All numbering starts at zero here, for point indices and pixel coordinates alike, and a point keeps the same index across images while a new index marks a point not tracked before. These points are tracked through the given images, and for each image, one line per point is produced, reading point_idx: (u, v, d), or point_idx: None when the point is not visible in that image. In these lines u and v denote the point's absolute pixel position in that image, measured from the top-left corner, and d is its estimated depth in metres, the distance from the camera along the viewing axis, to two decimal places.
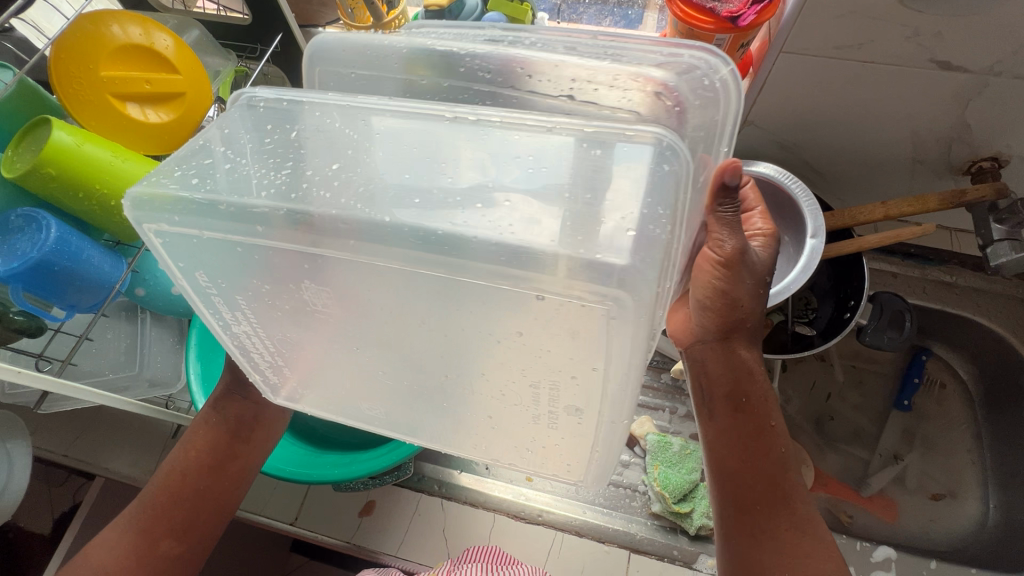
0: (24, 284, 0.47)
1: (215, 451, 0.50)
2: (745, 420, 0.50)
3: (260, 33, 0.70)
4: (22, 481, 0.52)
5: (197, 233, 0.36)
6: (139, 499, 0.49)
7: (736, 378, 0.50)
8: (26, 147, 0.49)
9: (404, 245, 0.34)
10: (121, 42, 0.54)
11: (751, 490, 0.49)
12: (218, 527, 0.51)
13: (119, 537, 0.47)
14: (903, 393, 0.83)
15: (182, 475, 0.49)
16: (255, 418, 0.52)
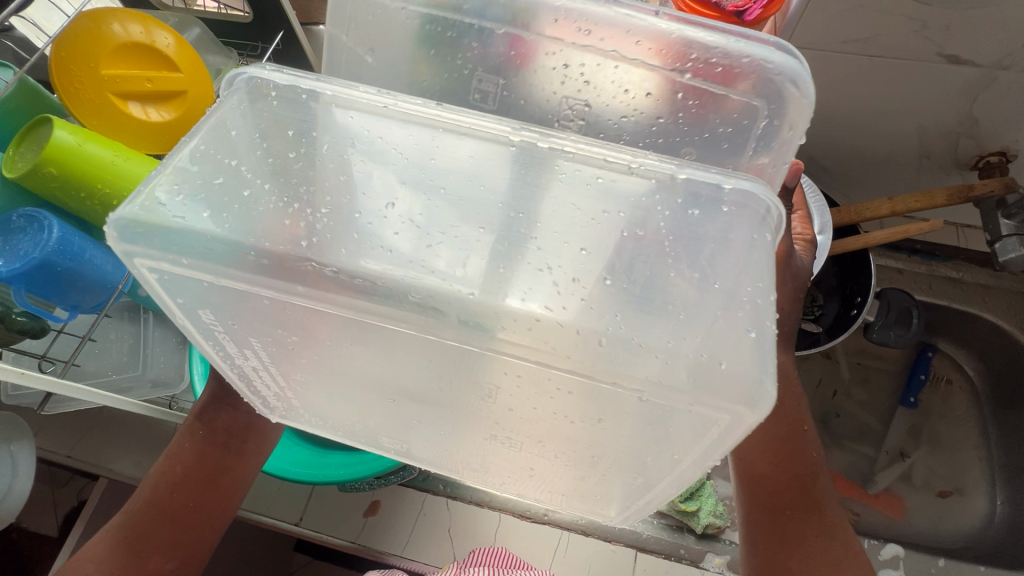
0: (26, 284, 0.47)
1: (201, 464, 0.49)
2: (778, 426, 0.50)
3: (260, 31, 0.70)
4: (26, 484, 0.51)
5: (210, 280, 0.31)
6: (124, 514, 0.47)
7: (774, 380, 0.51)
8: (27, 147, 0.49)
9: (460, 312, 0.30)
10: (121, 41, 0.53)
11: (783, 494, 0.49)
12: (210, 538, 0.50)
13: (105, 556, 0.46)
14: (909, 390, 0.82)
15: (168, 490, 0.47)
16: (247, 427, 0.51)
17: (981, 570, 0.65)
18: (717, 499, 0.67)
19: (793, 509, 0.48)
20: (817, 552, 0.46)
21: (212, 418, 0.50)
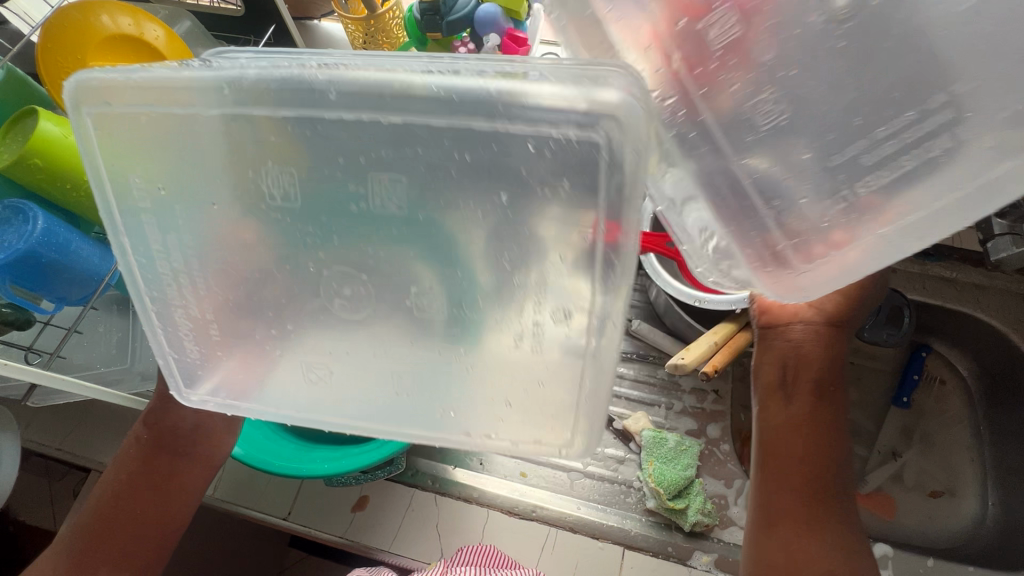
0: (11, 276, 0.47)
1: (146, 471, 0.49)
2: (818, 410, 0.51)
3: (253, 24, 0.70)
4: (11, 476, 0.51)
5: (146, 111, 0.36)
6: (75, 523, 0.48)
7: (830, 364, 0.52)
8: (12, 138, 0.48)
9: (341, 102, 0.34)
10: (111, 32, 0.53)
11: (818, 480, 0.48)
12: (164, 543, 0.50)
13: (57, 563, 0.47)
14: (902, 389, 0.82)
15: (114, 499, 0.48)
16: (196, 430, 0.50)
17: (971, 570, 0.65)
18: (706, 497, 0.67)
19: (809, 496, 0.48)
20: (824, 540, 0.46)
21: (158, 420, 0.49)
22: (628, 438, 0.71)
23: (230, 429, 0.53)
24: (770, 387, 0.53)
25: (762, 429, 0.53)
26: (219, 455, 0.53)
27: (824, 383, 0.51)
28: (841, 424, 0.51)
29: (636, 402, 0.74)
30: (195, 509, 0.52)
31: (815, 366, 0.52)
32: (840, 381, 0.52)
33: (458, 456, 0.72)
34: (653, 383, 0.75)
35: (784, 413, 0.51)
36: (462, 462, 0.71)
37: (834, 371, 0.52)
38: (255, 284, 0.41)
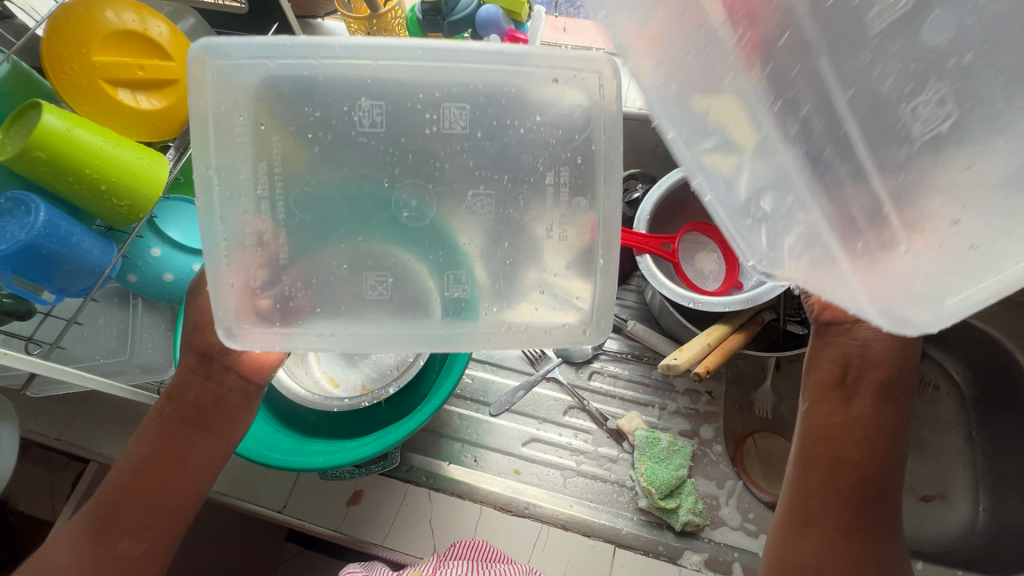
0: (12, 266, 0.48)
1: (168, 443, 0.49)
2: (881, 415, 0.50)
3: (256, 22, 0.70)
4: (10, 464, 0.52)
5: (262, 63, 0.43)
6: (97, 495, 0.50)
7: (895, 367, 0.50)
8: (16, 131, 0.49)
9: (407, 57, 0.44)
10: (115, 28, 0.54)
11: (868, 484, 0.49)
12: (183, 517, 0.51)
13: (79, 534, 0.48)
14: None
15: (136, 471, 0.49)
16: (215, 404, 0.51)
17: None
18: (698, 497, 0.68)
19: (854, 500, 0.48)
20: (855, 537, 0.48)
21: (180, 393, 0.50)
22: (621, 438, 0.72)
23: (250, 406, 0.53)
24: (828, 386, 0.52)
25: (814, 422, 0.52)
26: (237, 434, 0.53)
27: (891, 387, 0.50)
28: (902, 432, 0.50)
29: (630, 402, 0.74)
30: (210, 487, 0.52)
31: (885, 369, 0.50)
32: (910, 387, 0.51)
33: (452, 452, 0.72)
34: (647, 383, 0.76)
35: (842, 413, 0.50)
36: (456, 459, 0.72)
37: (903, 377, 0.50)
38: (310, 215, 0.46)
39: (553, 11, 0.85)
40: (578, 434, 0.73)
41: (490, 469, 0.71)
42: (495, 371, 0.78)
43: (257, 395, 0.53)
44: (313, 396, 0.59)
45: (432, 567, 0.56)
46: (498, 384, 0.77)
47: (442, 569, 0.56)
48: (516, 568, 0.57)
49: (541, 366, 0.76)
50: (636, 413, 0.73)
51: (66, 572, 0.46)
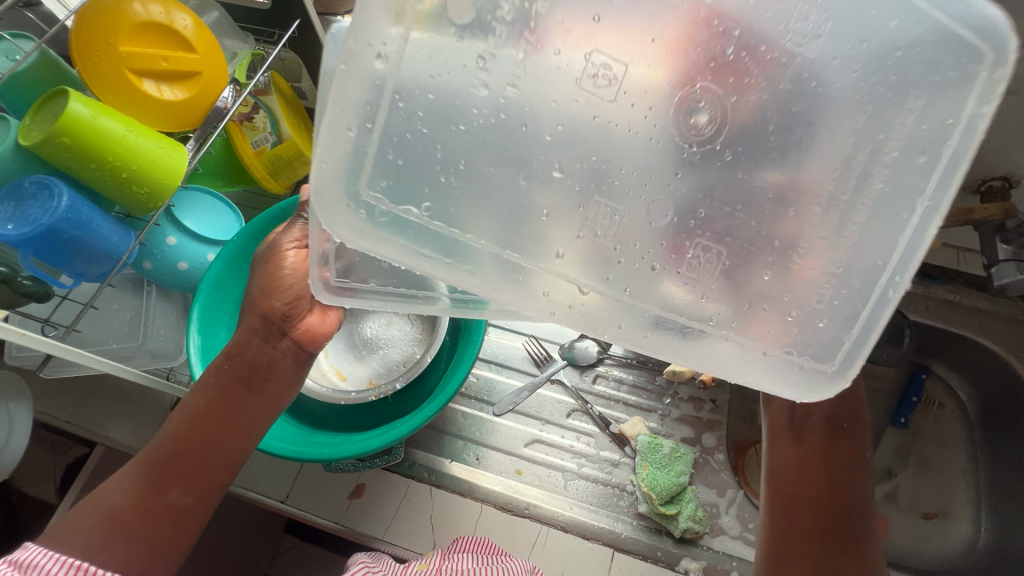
0: (34, 250, 0.49)
1: (226, 399, 0.51)
2: (838, 455, 0.52)
3: (278, 18, 0.71)
4: (23, 443, 0.53)
5: None
6: (150, 447, 0.50)
7: (840, 407, 0.53)
8: (43, 117, 0.50)
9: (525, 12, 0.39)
10: (142, 19, 0.54)
11: (831, 519, 0.50)
12: (229, 473, 0.51)
13: (131, 481, 0.48)
14: (900, 410, 0.83)
15: (192, 423, 0.50)
16: (270, 366, 0.53)
17: None
18: (698, 505, 0.68)
19: (823, 539, 0.50)
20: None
21: (240, 352, 0.52)
22: (623, 443, 0.72)
23: (299, 374, 0.56)
24: (778, 428, 0.55)
25: (776, 461, 0.54)
26: (284, 399, 0.54)
27: (844, 428, 0.53)
28: (862, 473, 0.53)
29: (633, 407, 0.75)
30: (256, 448, 0.53)
31: (833, 414, 0.53)
32: (864, 430, 0.54)
33: (454, 450, 0.73)
34: (650, 389, 0.76)
35: (794, 455, 0.53)
36: (458, 457, 0.73)
37: (851, 420, 0.54)
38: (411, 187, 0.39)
39: None
40: (581, 437, 0.73)
41: (491, 469, 0.71)
42: (500, 371, 0.78)
43: (307, 361, 0.56)
44: (322, 389, 0.60)
45: (437, 562, 0.57)
46: (503, 384, 0.77)
47: (446, 563, 0.56)
48: (517, 565, 0.58)
49: (546, 367, 0.77)
50: (639, 418, 0.73)
51: (116, 516, 0.46)
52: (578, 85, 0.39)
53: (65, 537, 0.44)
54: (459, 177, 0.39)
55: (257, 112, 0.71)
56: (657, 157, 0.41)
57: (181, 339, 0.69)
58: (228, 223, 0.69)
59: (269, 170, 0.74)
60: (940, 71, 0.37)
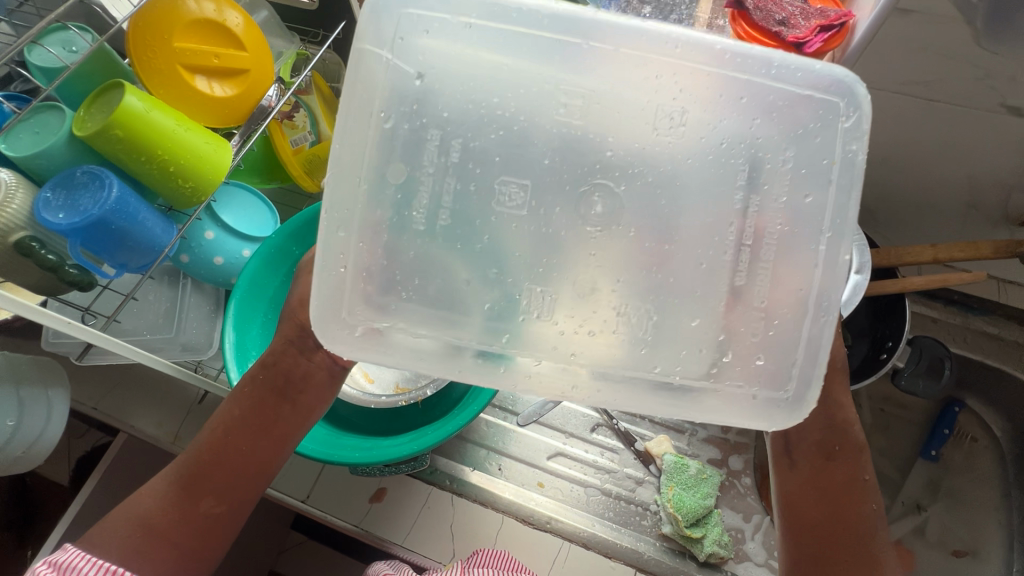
0: (82, 239, 0.49)
1: (260, 409, 0.51)
2: (830, 474, 0.51)
3: (324, 19, 0.72)
4: (58, 430, 0.53)
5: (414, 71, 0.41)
6: (185, 455, 0.50)
7: (830, 428, 0.53)
8: (98, 109, 0.50)
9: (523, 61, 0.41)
10: (197, 15, 0.55)
11: (838, 546, 0.49)
12: (260, 485, 0.51)
13: (166, 489, 0.48)
14: (930, 443, 0.81)
15: (226, 432, 0.50)
16: (304, 378, 0.53)
17: None
18: (723, 529, 0.67)
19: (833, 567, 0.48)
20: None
21: (275, 363, 0.52)
22: (648, 461, 0.71)
23: (331, 387, 0.55)
24: (771, 455, 0.54)
25: (776, 493, 0.54)
26: (318, 411, 0.54)
27: (832, 447, 0.52)
28: (860, 487, 0.51)
29: (659, 425, 0.74)
30: (287, 460, 0.53)
31: (817, 433, 0.53)
32: (855, 445, 0.53)
33: (477, 459, 0.72)
34: None
35: (789, 484, 0.52)
36: (480, 466, 0.72)
37: (835, 433, 0.53)
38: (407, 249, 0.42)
39: None
40: (605, 453, 0.72)
41: (513, 480, 0.70)
42: None
43: (340, 375, 0.55)
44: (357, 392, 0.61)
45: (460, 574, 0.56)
46: (528, 395, 0.76)
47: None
48: None
49: None
50: (665, 437, 0.72)
51: (149, 524, 0.46)
52: (557, 166, 0.42)
53: (103, 542, 0.45)
54: (447, 250, 0.42)
55: (298, 111, 0.72)
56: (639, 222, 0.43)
57: (212, 333, 0.69)
58: (265, 220, 0.69)
59: (306, 168, 0.74)
60: (801, 125, 0.41)
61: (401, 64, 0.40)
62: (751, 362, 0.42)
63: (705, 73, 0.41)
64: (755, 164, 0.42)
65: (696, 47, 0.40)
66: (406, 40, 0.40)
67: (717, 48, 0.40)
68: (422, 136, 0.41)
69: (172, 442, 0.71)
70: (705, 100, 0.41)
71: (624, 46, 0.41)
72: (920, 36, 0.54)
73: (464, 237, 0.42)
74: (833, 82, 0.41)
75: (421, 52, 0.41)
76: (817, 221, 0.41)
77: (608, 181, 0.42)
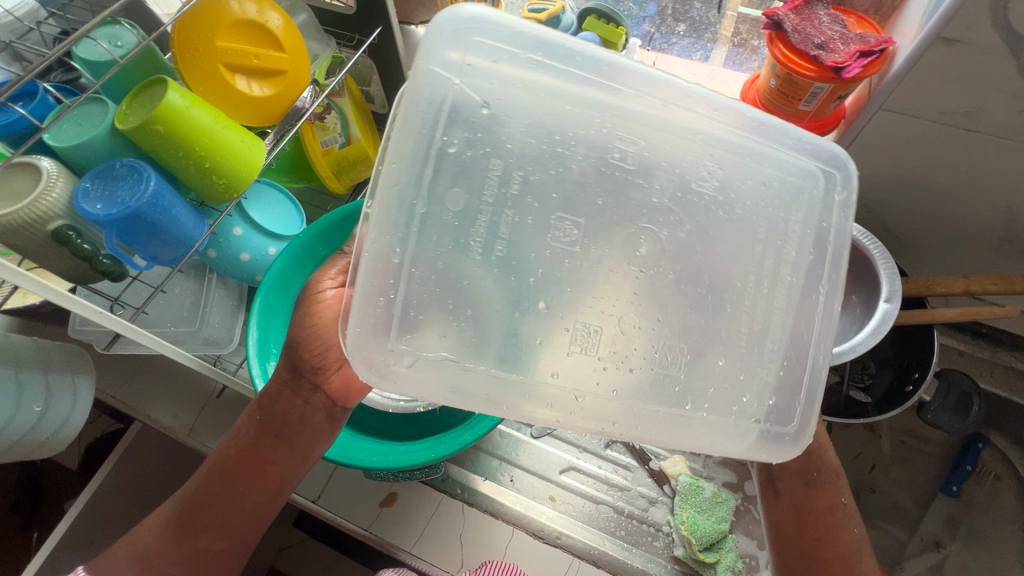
0: (118, 231, 0.50)
1: (255, 450, 0.50)
2: (813, 503, 0.51)
3: (361, 24, 0.73)
4: (82, 417, 0.54)
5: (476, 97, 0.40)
6: (184, 491, 0.51)
7: (808, 454, 0.52)
8: (140, 103, 0.51)
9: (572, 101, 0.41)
10: (241, 16, 0.56)
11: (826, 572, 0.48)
12: (259, 524, 0.51)
13: (165, 525, 0.49)
14: (952, 478, 0.79)
15: (222, 473, 0.50)
16: (301, 419, 0.51)
17: None
18: (737, 555, 0.66)
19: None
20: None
21: (270, 404, 0.51)
22: (662, 481, 0.70)
23: (331, 427, 0.53)
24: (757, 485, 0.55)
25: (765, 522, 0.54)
26: (316, 452, 0.53)
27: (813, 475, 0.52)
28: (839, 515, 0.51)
29: (674, 444, 0.73)
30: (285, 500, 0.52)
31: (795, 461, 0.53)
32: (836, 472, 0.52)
33: (488, 468, 0.72)
34: None
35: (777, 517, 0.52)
36: (491, 476, 0.71)
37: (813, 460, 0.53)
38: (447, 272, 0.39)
39: (646, 44, 0.79)
40: (619, 470, 0.71)
41: (525, 492, 0.70)
42: None
43: (340, 417, 0.54)
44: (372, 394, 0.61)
45: None
46: None
47: None
48: None
49: None
50: (681, 457, 0.71)
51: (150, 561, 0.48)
52: (597, 205, 0.41)
53: (110, 573, 0.47)
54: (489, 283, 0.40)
55: (329, 113, 0.71)
56: (675, 270, 0.42)
57: (233, 328, 0.69)
58: (290, 218, 0.70)
59: (334, 169, 0.75)
60: (805, 191, 0.43)
61: (470, 91, 0.39)
62: (769, 399, 0.41)
63: (734, 135, 0.42)
64: (775, 219, 0.42)
65: (725, 112, 0.42)
66: (474, 66, 0.39)
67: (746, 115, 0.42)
68: (483, 164, 0.40)
69: (187, 434, 0.71)
70: (729, 153, 0.42)
71: (665, 98, 0.41)
72: (961, 67, 0.54)
73: (516, 271, 0.40)
74: (829, 156, 0.43)
75: (486, 84, 0.40)
76: (819, 272, 0.42)
77: (652, 225, 0.42)
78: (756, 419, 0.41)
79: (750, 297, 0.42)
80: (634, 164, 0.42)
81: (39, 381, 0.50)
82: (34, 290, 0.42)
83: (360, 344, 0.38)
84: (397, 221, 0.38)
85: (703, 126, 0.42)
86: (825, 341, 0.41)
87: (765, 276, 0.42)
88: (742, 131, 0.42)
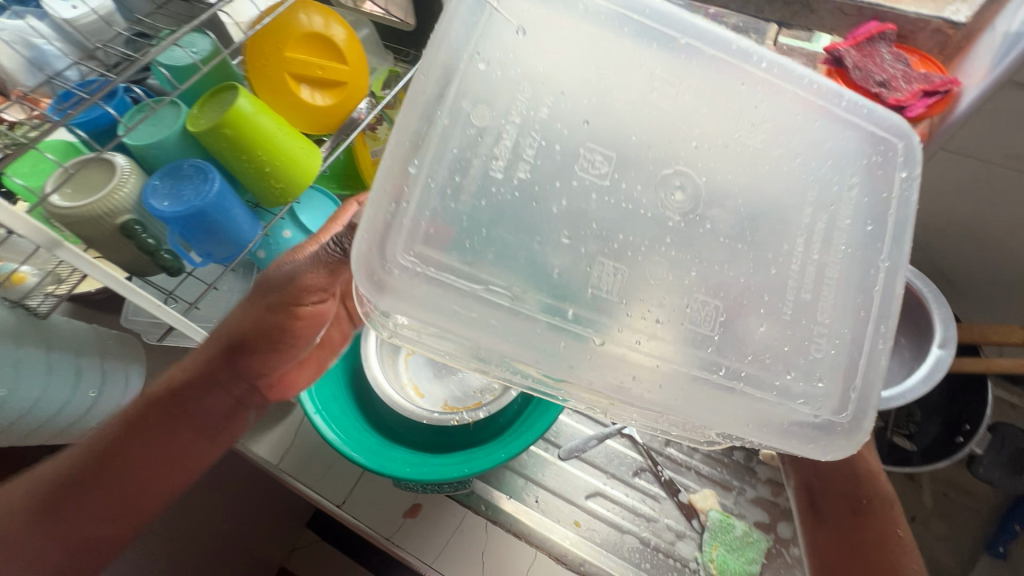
0: (180, 227, 0.52)
1: (159, 431, 0.50)
2: (856, 528, 0.49)
3: (419, 41, 0.75)
4: (130, 405, 0.55)
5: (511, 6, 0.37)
6: (56, 470, 0.48)
7: (856, 479, 0.51)
8: (210, 108, 0.54)
9: (612, 32, 0.38)
10: (309, 29, 0.58)
11: None
12: (159, 507, 0.52)
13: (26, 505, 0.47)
14: (998, 538, 0.75)
15: (117, 453, 0.49)
16: (224, 412, 0.54)
17: None
18: None
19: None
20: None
21: (195, 400, 0.51)
22: (691, 515, 0.68)
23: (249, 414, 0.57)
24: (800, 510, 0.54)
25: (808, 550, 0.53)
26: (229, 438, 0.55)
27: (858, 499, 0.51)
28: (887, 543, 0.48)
29: (705, 478, 0.71)
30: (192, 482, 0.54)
31: (845, 483, 0.51)
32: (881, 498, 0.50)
33: (514, 487, 0.71)
34: (725, 462, 0.72)
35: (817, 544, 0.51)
36: (516, 495, 0.70)
37: (858, 483, 0.51)
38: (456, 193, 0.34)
39: None
40: (647, 499, 0.70)
41: (550, 515, 0.69)
42: (570, 414, 0.76)
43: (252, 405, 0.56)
44: (405, 403, 0.60)
45: None
46: (571, 428, 0.75)
47: None
48: None
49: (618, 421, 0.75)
50: (712, 492, 0.69)
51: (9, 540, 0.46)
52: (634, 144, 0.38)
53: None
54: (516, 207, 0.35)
55: (383, 125, 0.74)
56: (711, 214, 0.38)
57: (274, 328, 0.71)
58: None
59: None
60: (866, 157, 0.40)
61: (506, 11, 0.36)
62: (812, 382, 0.37)
63: (790, 94, 0.39)
64: (826, 184, 0.39)
65: (784, 67, 0.39)
66: None
67: (802, 74, 0.39)
68: (516, 82, 0.36)
69: None
70: (783, 107, 0.39)
71: (711, 42, 0.39)
72: None
73: (539, 197, 0.35)
74: (891, 125, 0.40)
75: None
76: (874, 249, 0.39)
77: (689, 170, 0.38)
78: (795, 413, 0.36)
79: (798, 264, 0.38)
80: (673, 108, 0.38)
81: (95, 367, 0.51)
82: (100, 279, 0.43)
83: (368, 255, 0.32)
84: (412, 121, 0.33)
85: (746, 76, 0.39)
86: (885, 325, 0.38)
87: (816, 243, 0.39)
88: (784, 86, 0.39)
